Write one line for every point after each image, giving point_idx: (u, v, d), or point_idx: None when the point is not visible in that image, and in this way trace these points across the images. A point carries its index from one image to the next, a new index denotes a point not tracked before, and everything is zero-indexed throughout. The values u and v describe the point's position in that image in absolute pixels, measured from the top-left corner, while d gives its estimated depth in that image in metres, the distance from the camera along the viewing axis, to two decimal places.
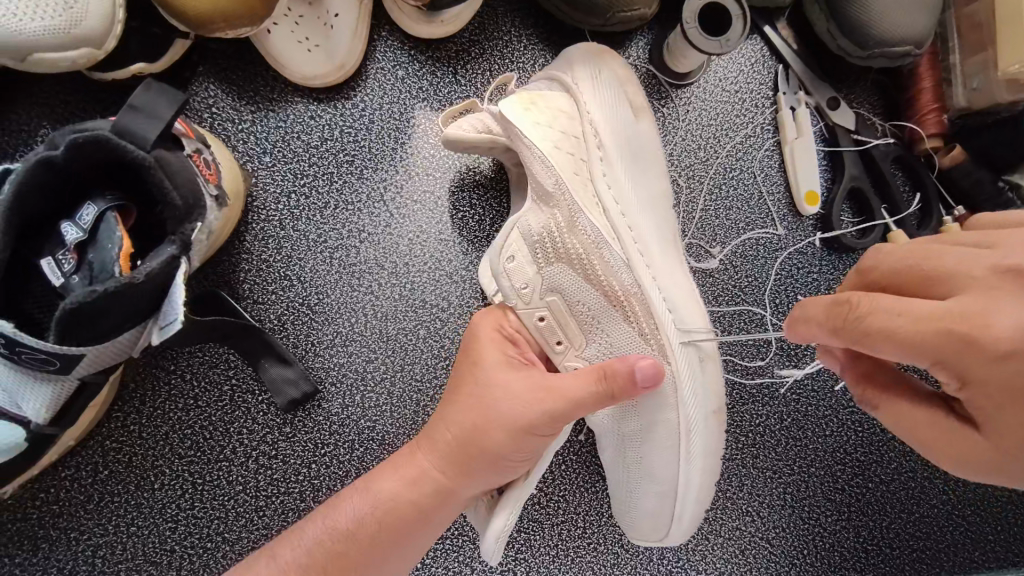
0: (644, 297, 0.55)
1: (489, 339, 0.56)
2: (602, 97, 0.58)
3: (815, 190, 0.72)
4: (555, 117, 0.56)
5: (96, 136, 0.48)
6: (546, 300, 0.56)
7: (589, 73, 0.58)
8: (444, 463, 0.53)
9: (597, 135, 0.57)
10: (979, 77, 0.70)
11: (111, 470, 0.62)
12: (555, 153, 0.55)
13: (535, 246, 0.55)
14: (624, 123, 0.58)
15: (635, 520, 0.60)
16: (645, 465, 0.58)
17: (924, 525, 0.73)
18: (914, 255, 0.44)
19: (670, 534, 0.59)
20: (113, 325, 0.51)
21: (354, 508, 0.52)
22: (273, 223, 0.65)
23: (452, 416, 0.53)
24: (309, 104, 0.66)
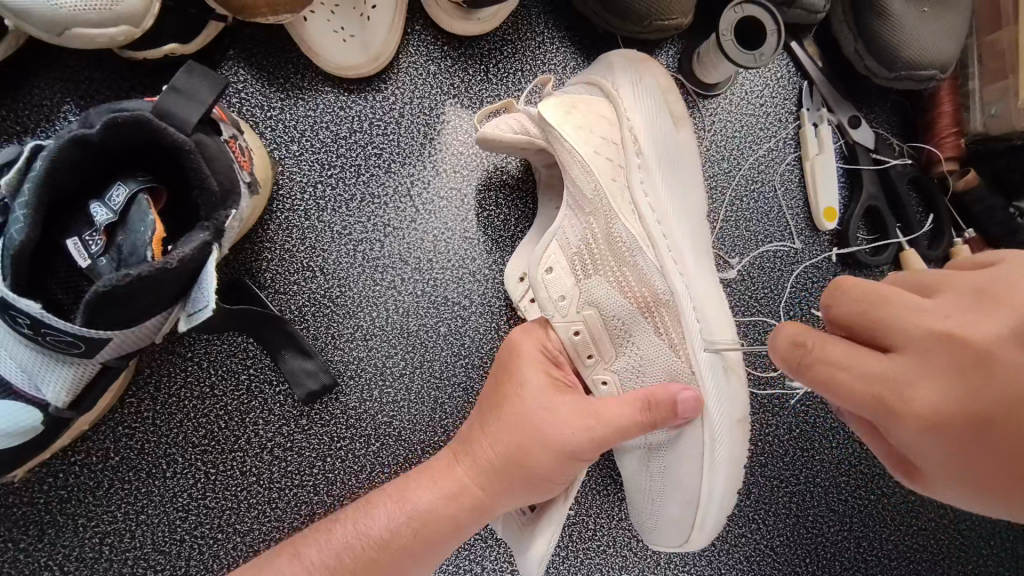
0: (673, 305, 0.56)
1: (534, 360, 0.57)
2: (641, 104, 0.59)
3: (834, 207, 0.73)
4: (595, 122, 0.58)
5: (136, 116, 0.47)
6: (583, 314, 0.58)
7: (631, 79, 0.60)
8: (484, 478, 0.53)
9: (636, 141, 0.58)
10: (998, 104, 0.72)
11: (122, 457, 0.60)
12: (595, 158, 0.57)
13: (574, 259, 0.58)
14: (662, 130, 0.59)
15: (658, 525, 0.61)
16: (668, 470, 0.59)
17: (922, 538, 0.75)
18: (866, 306, 0.44)
19: (692, 540, 0.60)
20: (141, 310, 0.50)
21: (388, 515, 0.52)
22: (297, 213, 0.64)
23: (494, 433, 0.54)
24: (339, 94, 0.65)
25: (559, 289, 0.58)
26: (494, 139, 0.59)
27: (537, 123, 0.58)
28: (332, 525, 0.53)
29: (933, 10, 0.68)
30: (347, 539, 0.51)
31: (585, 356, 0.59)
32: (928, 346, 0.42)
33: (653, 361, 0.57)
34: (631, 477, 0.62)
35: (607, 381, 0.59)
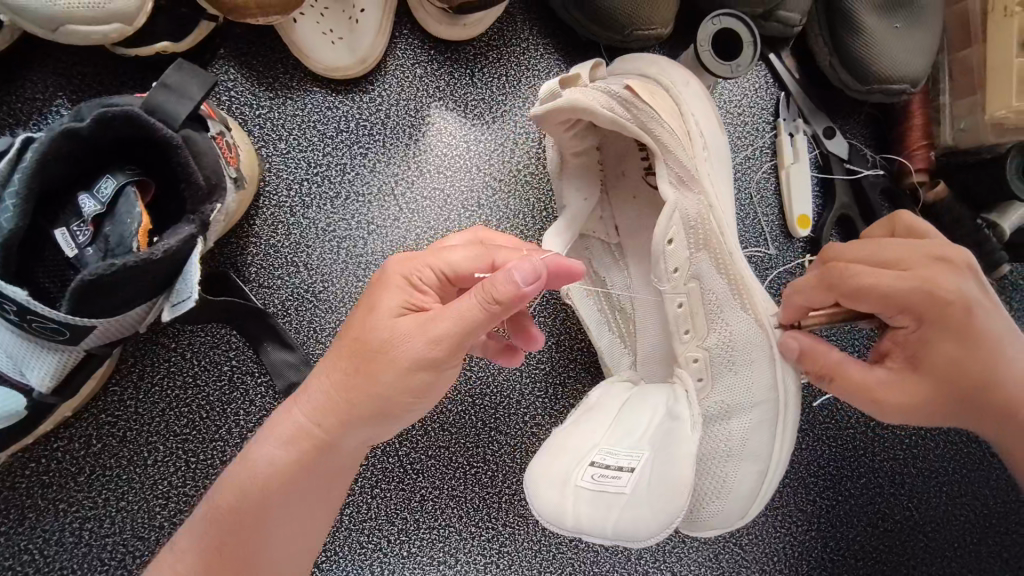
0: (744, 279, 0.59)
1: (400, 276, 0.51)
2: (699, 102, 0.62)
3: (808, 215, 0.75)
4: (672, 112, 0.59)
5: (126, 111, 0.49)
6: (687, 287, 0.60)
7: (683, 80, 0.63)
8: (338, 418, 0.50)
9: (700, 134, 0.61)
10: (966, 119, 0.74)
11: (104, 444, 0.62)
12: (688, 146, 0.60)
13: (690, 229, 0.59)
14: (714, 128, 0.63)
15: (727, 501, 0.57)
16: (750, 442, 0.58)
17: (888, 539, 0.77)
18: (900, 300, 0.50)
19: (752, 511, 0.59)
20: (126, 299, 0.51)
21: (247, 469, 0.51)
22: (283, 209, 0.66)
23: (347, 357, 0.50)
24: (327, 95, 0.67)
25: (676, 261, 0.59)
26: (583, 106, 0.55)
27: (627, 105, 0.56)
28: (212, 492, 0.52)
29: (904, 26, 0.71)
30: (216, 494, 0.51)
31: (683, 331, 0.61)
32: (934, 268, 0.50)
33: (742, 339, 0.59)
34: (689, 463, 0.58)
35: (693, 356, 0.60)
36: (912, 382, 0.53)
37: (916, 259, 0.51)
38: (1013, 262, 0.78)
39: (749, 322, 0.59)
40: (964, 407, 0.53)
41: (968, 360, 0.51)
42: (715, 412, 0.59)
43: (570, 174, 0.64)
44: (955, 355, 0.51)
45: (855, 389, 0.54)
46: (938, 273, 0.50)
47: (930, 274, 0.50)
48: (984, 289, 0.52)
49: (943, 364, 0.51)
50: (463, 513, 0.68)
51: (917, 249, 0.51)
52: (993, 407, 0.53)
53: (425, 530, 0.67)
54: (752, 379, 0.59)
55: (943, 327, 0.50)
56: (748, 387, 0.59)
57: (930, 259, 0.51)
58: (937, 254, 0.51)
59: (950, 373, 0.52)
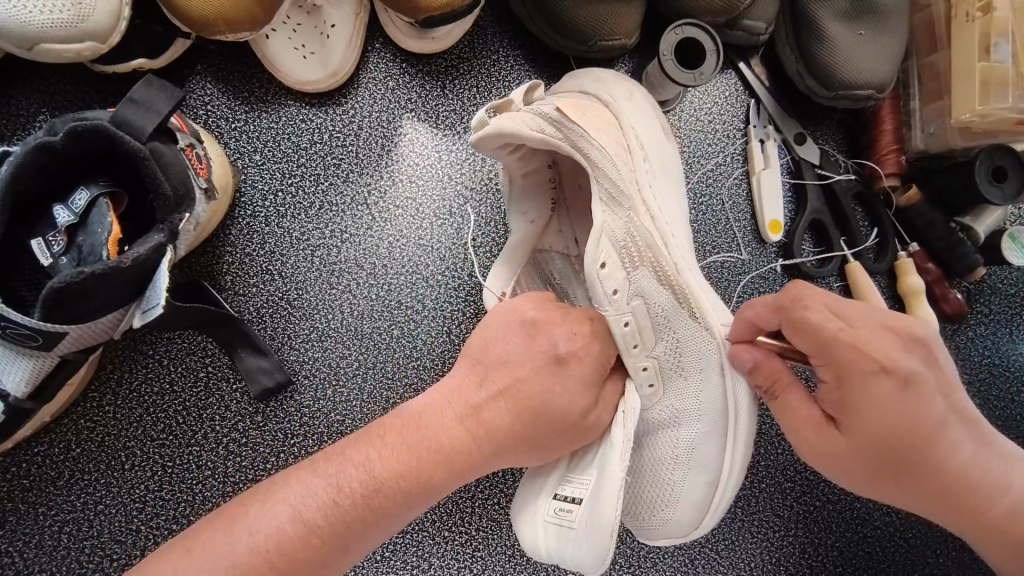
0: (686, 282, 0.60)
1: (522, 339, 0.57)
2: (640, 116, 0.64)
3: (779, 220, 0.76)
4: (607, 128, 0.60)
5: (95, 125, 0.51)
6: (632, 305, 0.59)
7: (624, 93, 0.65)
8: (423, 472, 0.50)
9: (641, 145, 0.62)
10: (935, 123, 0.75)
11: (83, 449, 0.63)
12: (625, 158, 0.60)
13: (622, 249, 0.59)
14: (656, 141, 0.64)
15: (674, 512, 0.60)
16: (697, 451, 0.59)
17: (867, 544, 0.76)
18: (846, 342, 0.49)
19: (705, 523, 0.60)
20: (97, 307, 0.53)
21: (301, 492, 0.48)
22: (258, 219, 0.68)
23: (493, 412, 0.54)
24: (301, 107, 0.69)
25: (613, 282, 0.58)
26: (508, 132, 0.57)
27: (557, 121, 0.58)
28: (241, 513, 0.48)
29: (868, 33, 0.72)
30: (283, 519, 0.47)
31: (631, 347, 0.58)
32: (878, 333, 0.50)
33: (692, 345, 0.59)
34: (647, 467, 0.61)
35: (648, 367, 0.59)
36: (839, 445, 0.52)
37: (869, 317, 0.51)
38: (988, 265, 0.78)
39: (698, 329, 0.59)
40: (887, 474, 0.52)
41: (897, 433, 0.50)
42: (670, 415, 0.61)
43: (519, 200, 0.64)
44: (882, 426, 0.50)
45: (789, 415, 0.55)
46: (879, 343, 0.50)
47: (872, 338, 0.50)
48: (931, 368, 0.51)
49: (868, 430, 0.50)
50: (436, 517, 0.69)
51: (867, 314, 0.51)
52: (917, 478, 0.52)
53: (398, 534, 0.68)
54: (702, 387, 0.59)
55: (870, 392, 0.49)
56: (697, 395, 0.59)
57: (878, 327, 0.51)
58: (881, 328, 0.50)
59: (875, 440, 0.50)
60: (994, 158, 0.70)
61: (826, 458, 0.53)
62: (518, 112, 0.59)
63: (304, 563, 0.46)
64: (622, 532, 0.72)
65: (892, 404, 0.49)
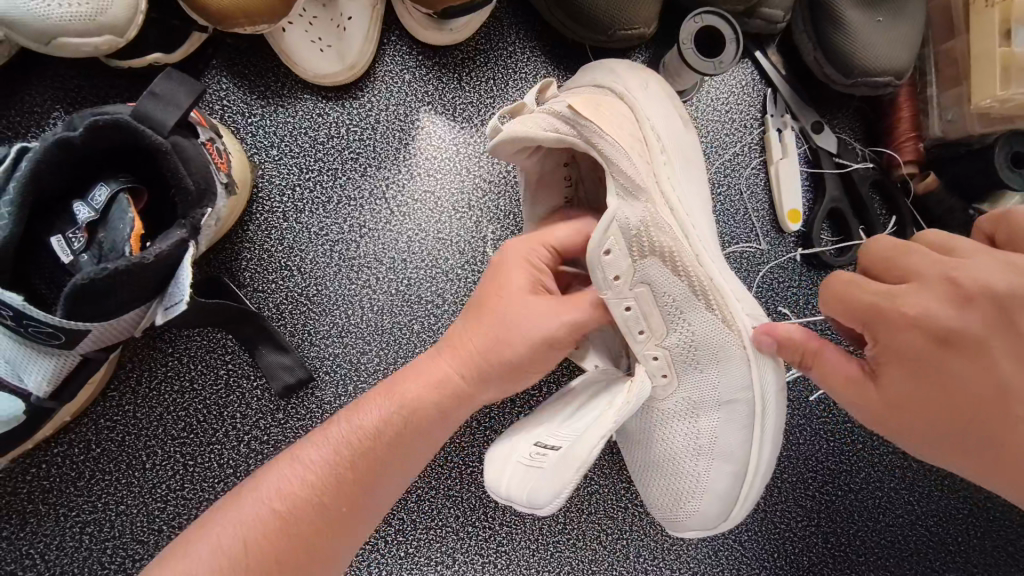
0: (715, 286, 0.56)
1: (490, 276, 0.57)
2: (654, 107, 0.61)
3: (798, 209, 0.75)
4: (624, 124, 0.58)
5: (116, 119, 0.50)
6: (635, 291, 0.57)
7: (639, 84, 0.62)
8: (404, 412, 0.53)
9: (658, 140, 0.59)
10: (954, 110, 0.75)
11: (103, 448, 0.63)
12: (637, 155, 0.57)
13: (632, 239, 0.56)
14: (677, 132, 0.62)
15: (701, 504, 0.60)
16: (720, 441, 0.59)
17: (889, 533, 0.76)
18: (876, 294, 0.49)
19: (733, 515, 0.60)
20: (119, 304, 0.52)
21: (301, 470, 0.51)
22: (276, 214, 0.67)
23: (465, 339, 0.55)
24: (318, 102, 0.68)
25: (616, 270, 0.56)
26: (525, 137, 0.56)
27: (570, 117, 0.56)
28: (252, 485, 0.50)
29: (886, 20, 0.71)
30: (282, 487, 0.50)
31: (636, 332, 0.58)
32: (928, 291, 0.48)
33: (706, 336, 0.57)
34: (665, 463, 0.61)
35: (657, 356, 0.58)
36: (873, 399, 0.51)
37: (931, 271, 0.49)
38: None
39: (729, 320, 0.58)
40: (945, 437, 0.50)
41: (946, 393, 0.48)
42: (684, 407, 0.60)
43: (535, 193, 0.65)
44: (919, 389, 0.49)
45: (828, 377, 0.52)
46: (919, 298, 0.48)
47: (910, 293, 0.48)
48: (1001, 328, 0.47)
49: (906, 390, 0.49)
50: (460, 512, 0.68)
51: (933, 263, 0.49)
52: (976, 443, 0.49)
53: (422, 531, 0.67)
54: (723, 378, 0.58)
55: (902, 349, 0.48)
56: (717, 387, 0.58)
57: (938, 281, 0.48)
58: (955, 276, 0.48)
59: (918, 399, 0.49)
60: (1012, 145, 0.69)
61: (878, 420, 0.51)
62: (530, 113, 0.59)
63: (320, 522, 0.49)
64: (646, 525, 0.71)
65: (930, 361, 0.48)
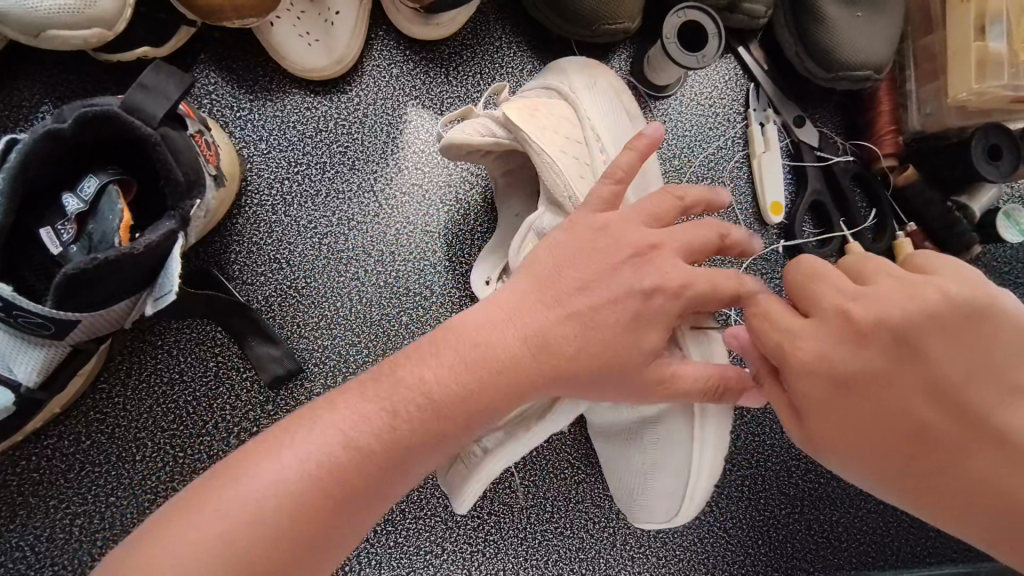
0: None
1: (497, 312, 0.49)
2: (599, 105, 0.62)
3: (780, 201, 0.77)
4: (559, 124, 0.59)
5: (105, 111, 0.51)
6: None
7: (584, 82, 0.63)
8: (473, 395, 0.46)
9: (597, 139, 0.60)
10: (932, 104, 0.76)
11: (93, 440, 0.63)
12: (567, 160, 0.58)
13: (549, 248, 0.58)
14: (619, 133, 0.62)
15: (650, 501, 0.61)
16: (662, 446, 0.58)
17: (871, 520, 0.77)
18: (778, 334, 0.49)
19: (682, 512, 0.60)
20: (109, 294, 0.53)
21: (274, 473, 0.42)
22: (265, 207, 0.67)
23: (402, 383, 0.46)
24: (306, 96, 0.69)
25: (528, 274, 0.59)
26: (461, 141, 0.59)
27: (503, 125, 0.59)
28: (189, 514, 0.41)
29: (866, 15, 0.73)
30: (280, 475, 0.42)
31: None
32: (828, 327, 0.48)
33: None
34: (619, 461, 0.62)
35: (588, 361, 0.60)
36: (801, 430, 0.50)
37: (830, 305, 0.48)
38: (984, 244, 0.80)
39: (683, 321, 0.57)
40: (880, 465, 0.48)
41: (871, 426, 0.48)
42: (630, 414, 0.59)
43: (502, 196, 0.68)
44: (846, 422, 0.48)
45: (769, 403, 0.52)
46: (816, 338, 0.48)
47: (809, 331, 0.48)
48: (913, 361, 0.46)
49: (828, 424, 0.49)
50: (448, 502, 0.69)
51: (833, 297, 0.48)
52: (910, 471, 0.48)
53: (411, 520, 0.68)
54: None
55: (814, 390, 0.48)
56: None
57: (832, 313, 0.48)
58: (849, 312, 0.47)
59: (846, 431, 0.48)
60: (990, 137, 0.71)
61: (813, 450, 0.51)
62: (477, 118, 0.62)
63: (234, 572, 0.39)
64: None
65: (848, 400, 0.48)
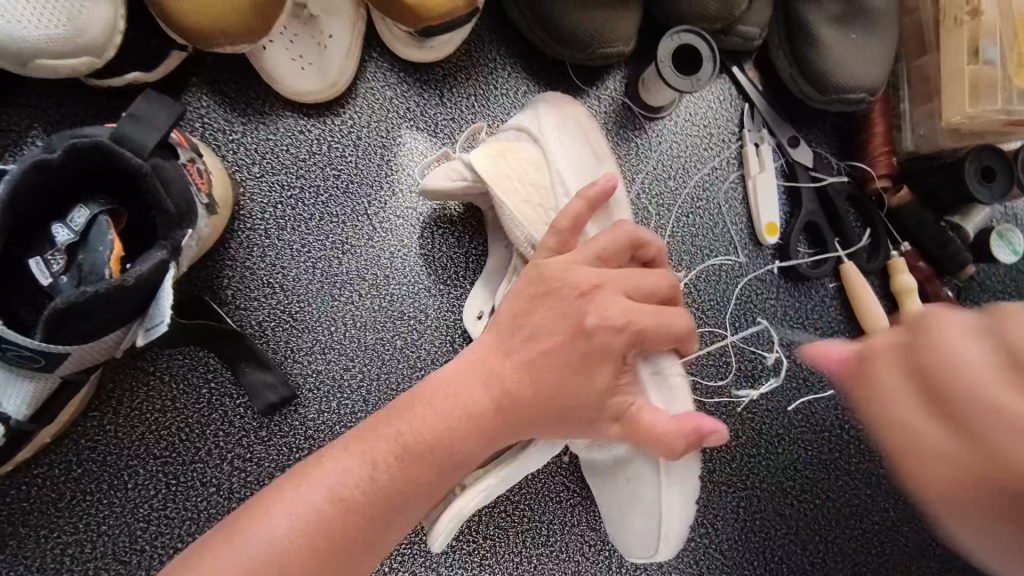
0: None
1: (464, 368, 0.53)
2: (566, 146, 0.64)
3: (775, 222, 0.77)
4: (523, 170, 0.63)
5: (95, 143, 0.50)
6: None
7: (554, 122, 0.65)
8: (445, 439, 0.50)
9: (564, 183, 0.63)
10: (925, 125, 0.76)
11: (84, 469, 0.62)
12: (528, 210, 0.62)
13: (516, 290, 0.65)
14: (585, 172, 0.64)
15: (629, 535, 0.65)
16: (637, 484, 0.63)
17: (867, 540, 0.77)
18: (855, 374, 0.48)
19: (662, 548, 0.64)
20: (100, 326, 0.52)
21: (272, 529, 0.46)
22: (258, 232, 0.67)
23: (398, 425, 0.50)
24: (300, 119, 0.69)
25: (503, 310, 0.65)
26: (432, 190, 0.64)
27: (472, 171, 0.63)
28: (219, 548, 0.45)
29: (859, 37, 0.73)
30: (283, 533, 0.46)
31: None
32: (884, 368, 0.46)
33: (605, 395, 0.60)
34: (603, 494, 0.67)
35: None
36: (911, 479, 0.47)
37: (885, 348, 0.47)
38: (978, 263, 0.80)
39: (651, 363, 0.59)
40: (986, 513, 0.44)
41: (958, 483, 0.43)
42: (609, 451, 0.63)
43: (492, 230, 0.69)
44: (927, 475, 0.45)
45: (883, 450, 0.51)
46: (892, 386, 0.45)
47: (876, 378, 0.46)
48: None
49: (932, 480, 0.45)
50: None
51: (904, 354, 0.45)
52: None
53: (406, 546, 0.68)
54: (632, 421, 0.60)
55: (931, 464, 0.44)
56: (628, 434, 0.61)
57: (887, 369, 0.46)
58: (921, 362, 0.43)
59: (945, 483, 0.44)
60: (983, 158, 0.72)
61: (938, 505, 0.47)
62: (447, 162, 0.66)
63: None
64: None
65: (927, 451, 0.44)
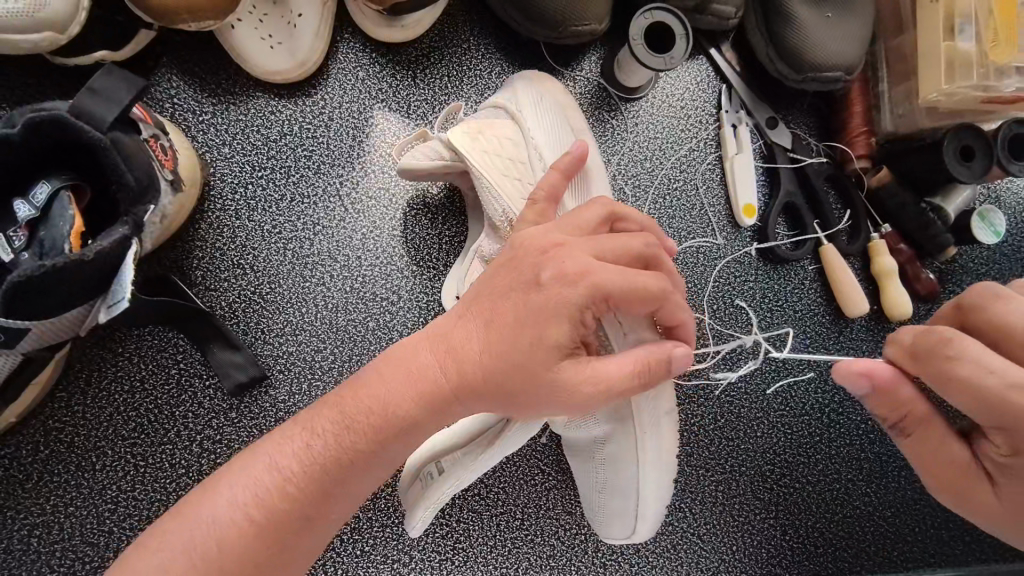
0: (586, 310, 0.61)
1: (423, 339, 0.52)
2: (544, 124, 0.64)
3: (753, 204, 0.76)
4: (501, 145, 0.62)
5: (54, 115, 0.50)
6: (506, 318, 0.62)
7: (531, 100, 0.64)
8: (389, 410, 0.49)
9: (541, 157, 0.63)
10: (904, 104, 0.76)
11: (52, 450, 0.62)
12: (508, 184, 0.61)
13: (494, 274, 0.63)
14: (564, 147, 0.64)
15: (605, 516, 0.65)
16: (611, 467, 0.62)
17: (847, 525, 0.76)
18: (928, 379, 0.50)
19: (638, 530, 0.64)
20: (60, 301, 0.52)
21: (224, 506, 0.46)
22: (229, 213, 0.67)
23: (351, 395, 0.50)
24: (271, 99, 0.68)
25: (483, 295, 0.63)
26: (411, 169, 0.63)
27: (450, 149, 0.62)
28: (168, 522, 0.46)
29: (835, 16, 0.72)
30: (230, 516, 0.46)
31: None
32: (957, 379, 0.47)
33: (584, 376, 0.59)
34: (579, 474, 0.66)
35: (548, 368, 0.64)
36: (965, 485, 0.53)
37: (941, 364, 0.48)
38: (960, 244, 0.79)
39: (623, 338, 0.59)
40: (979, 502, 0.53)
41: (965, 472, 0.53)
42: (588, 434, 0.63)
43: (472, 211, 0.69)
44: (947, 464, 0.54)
45: (926, 453, 0.54)
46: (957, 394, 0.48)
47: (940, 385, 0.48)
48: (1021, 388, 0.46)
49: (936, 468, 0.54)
50: None
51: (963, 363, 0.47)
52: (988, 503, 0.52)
53: (378, 529, 0.67)
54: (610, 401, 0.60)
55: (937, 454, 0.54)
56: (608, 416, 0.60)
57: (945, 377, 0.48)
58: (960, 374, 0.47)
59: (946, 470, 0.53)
60: (962, 136, 0.71)
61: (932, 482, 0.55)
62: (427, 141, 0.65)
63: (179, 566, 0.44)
64: None
65: None
